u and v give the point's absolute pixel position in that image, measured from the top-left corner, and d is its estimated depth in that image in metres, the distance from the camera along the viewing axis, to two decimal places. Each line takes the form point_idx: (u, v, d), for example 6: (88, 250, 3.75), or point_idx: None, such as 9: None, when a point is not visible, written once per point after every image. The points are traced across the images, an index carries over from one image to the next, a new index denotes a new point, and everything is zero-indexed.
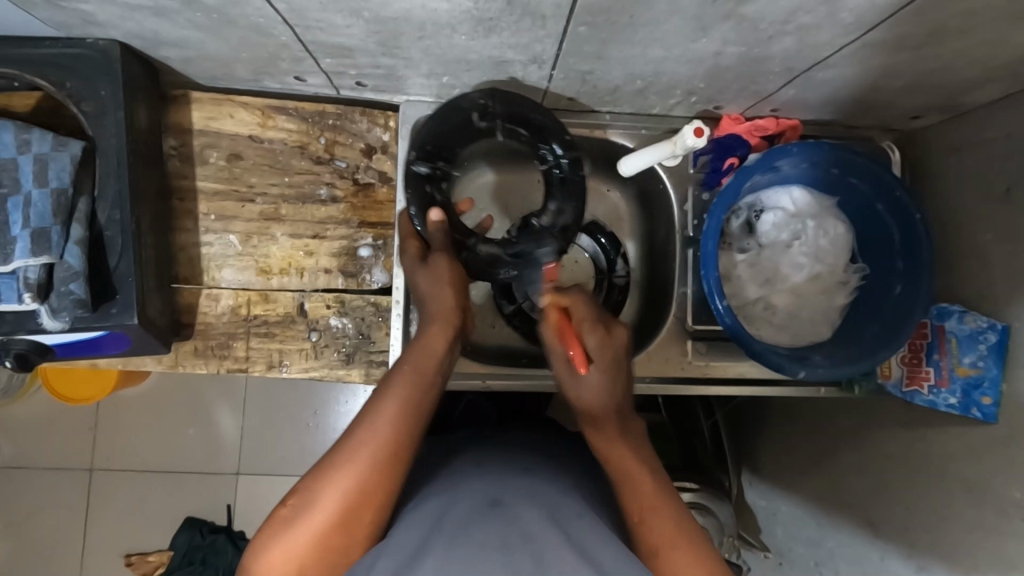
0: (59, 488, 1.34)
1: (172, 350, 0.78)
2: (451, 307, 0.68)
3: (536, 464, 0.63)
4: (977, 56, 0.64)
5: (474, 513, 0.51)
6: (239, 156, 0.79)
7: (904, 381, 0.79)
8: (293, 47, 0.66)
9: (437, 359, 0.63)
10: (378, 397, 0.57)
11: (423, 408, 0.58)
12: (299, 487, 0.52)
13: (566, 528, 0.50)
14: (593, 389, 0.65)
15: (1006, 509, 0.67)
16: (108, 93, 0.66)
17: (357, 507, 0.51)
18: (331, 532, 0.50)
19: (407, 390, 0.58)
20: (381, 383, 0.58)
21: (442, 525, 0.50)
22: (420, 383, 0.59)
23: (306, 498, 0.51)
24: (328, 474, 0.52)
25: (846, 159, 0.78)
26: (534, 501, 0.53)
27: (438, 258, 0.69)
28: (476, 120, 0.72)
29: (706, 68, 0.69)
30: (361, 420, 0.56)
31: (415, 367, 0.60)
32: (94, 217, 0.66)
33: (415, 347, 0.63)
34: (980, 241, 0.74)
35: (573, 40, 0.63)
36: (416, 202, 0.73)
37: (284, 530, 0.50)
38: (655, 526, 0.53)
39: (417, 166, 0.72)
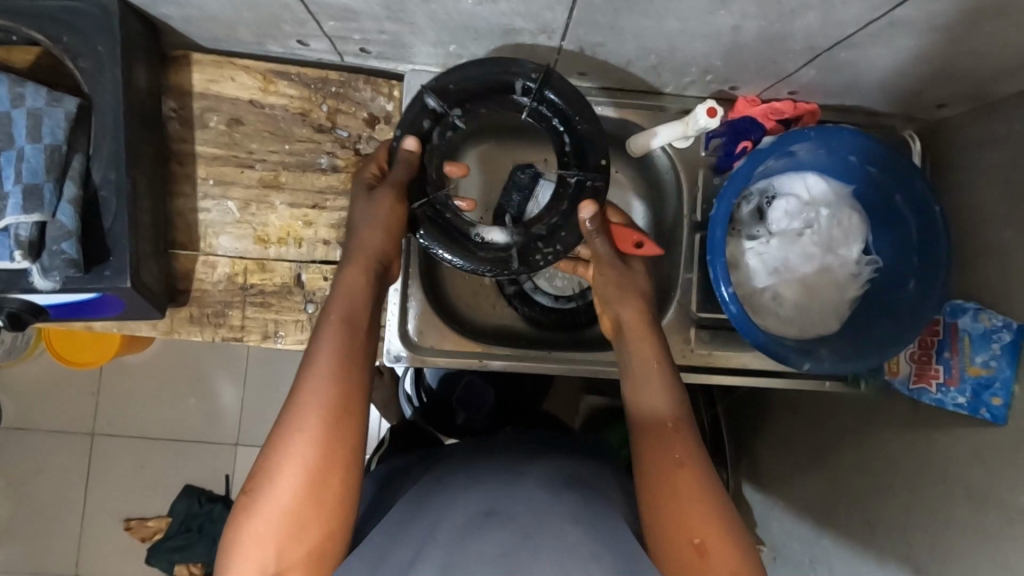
0: (60, 450, 1.35)
1: (167, 316, 0.78)
2: (378, 246, 0.65)
3: (531, 465, 0.65)
4: (1010, 40, 0.61)
5: (467, 524, 0.53)
6: (240, 121, 0.78)
7: (912, 379, 0.77)
8: (295, 8, 0.63)
9: (365, 298, 0.61)
10: (311, 348, 0.56)
11: (361, 354, 0.57)
12: (256, 468, 0.52)
13: (574, 527, 0.52)
14: (635, 287, 0.70)
15: (1010, 514, 0.65)
16: (105, 49, 0.64)
17: (318, 474, 0.51)
18: (303, 502, 0.51)
19: (340, 336, 0.57)
20: (313, 336, 0.57)
21: (437, 535, 0.53)
22: (354, 326, 0.58)
23: (265, 476, 0.51)
24: (281, 445, 0.52)
25: (865, 146, 0.75)
26: (533, 506, 0.55)
27: (382, 191, 0.66)
28: (518, 91, 0.67)
29: (723, 45, 0.66)
30: (301, 379, 0.55)
31: (345, 312, 0.59)
32: (89, 176, 0.65)
33: (342, 291, 0.61)
34: (999, 235, 0.71)
35: (584, 9, 0.60)
36: (404, 124, 0.67)
37: (251, 513, 0.50)
38: (677, 484, 0.56)
39: (428, 97, 0.66)
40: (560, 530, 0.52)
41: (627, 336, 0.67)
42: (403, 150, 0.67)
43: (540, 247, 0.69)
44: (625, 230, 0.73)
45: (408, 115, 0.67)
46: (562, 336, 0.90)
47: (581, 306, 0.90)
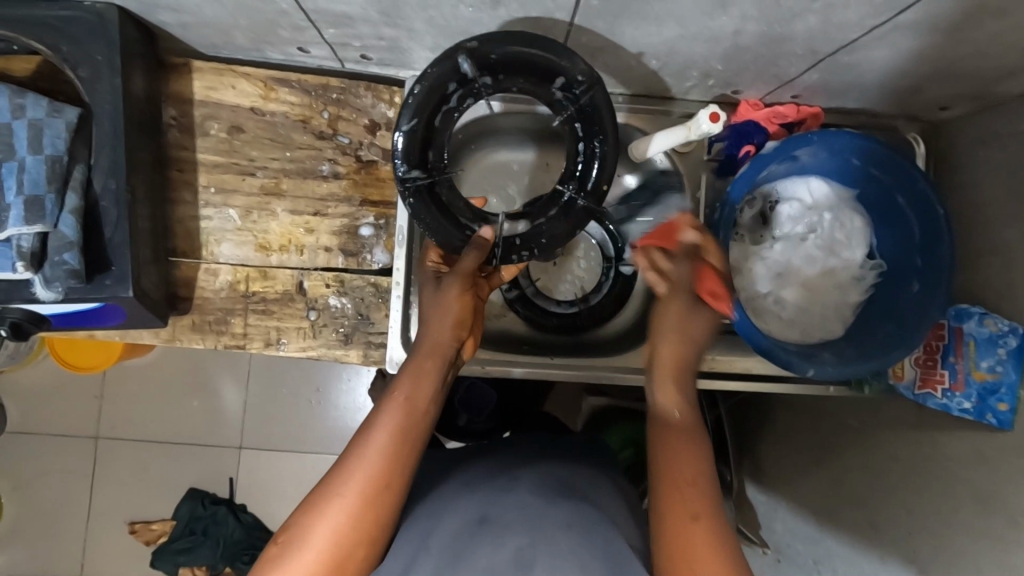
0: (64, 455, 1.35)
1: (169, 323, 0.78)
2: (449, 338, 0.64)
3: (526, 471, 0.65)
4: (1014, 42, 0.60)
5: (461, 535, 0.54)
6: (240, 128, 0.77)
7: (917, 384, 0.77)
8: (294, 15, 0.63)
9: (430, 387, 0.60)
10: (370, 423, 0.56)
11: (417, 440, 0.57)
12: (289, 524, 0.52)
13: (565, 534, 0.52)
14: (688, 330, 0.64)
15: (1016, 520, 0.64)
16: (104, 57, 0.64)
17: (346, 548, 0.51)
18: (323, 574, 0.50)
19: (397, 420, 0.56)
20: (371, 413, 0.57)
21: (429, 545, 0.53)
22: (411, 412, 0.57)
23: (296, 535, 0.51)
24: (319, 511, 0.51)
25: (867, 150, 0.74)
26: (526, 512, 0.55)
27: (449, 280, 0.66)
28: (555, 83, 0.64)
29: (725, 49, 0.65)
30: (352, 451, 0.55)
31: (407, 396, 0.58)
32: (90, 185, 0.65)
33: (407, 373, 0.60)
34: (1004, 237, 0.71)
35: (584, 14, 0.60)
36: (429, 84, 0.63)
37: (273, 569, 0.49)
38: (682, 496, 0.52)
39: (464, 59, 0.62)
40: (551, 537, 0.52)
41: (659, 370, 0.63)
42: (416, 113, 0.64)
43: (517, 244, 0.68)
44: (712, 276, 0.66)
45: (437, 71, 0.63)
46: (563, 339, 0.89)
47: (582, 309, 0.90)
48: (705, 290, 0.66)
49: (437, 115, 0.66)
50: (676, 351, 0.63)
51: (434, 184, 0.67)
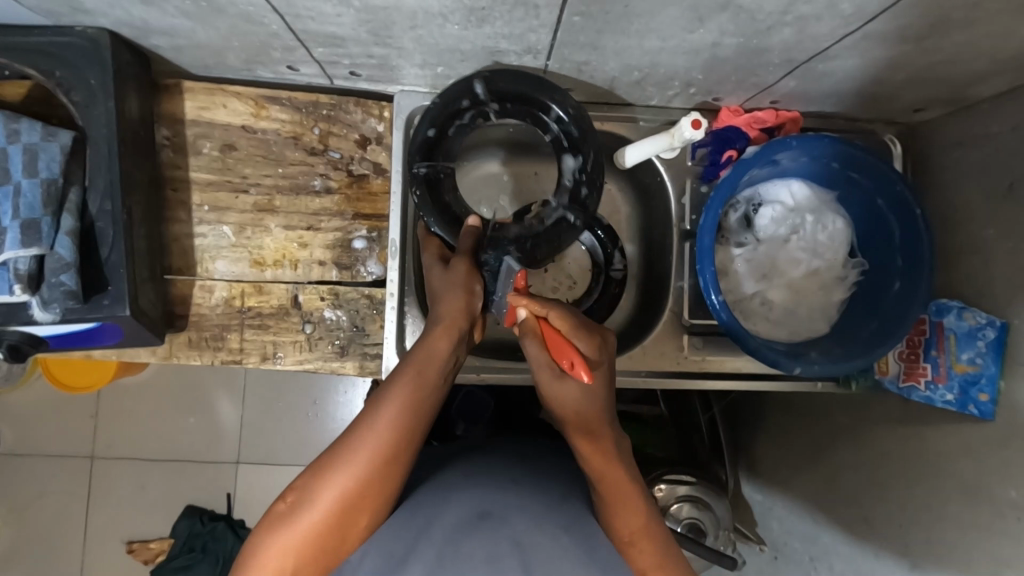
0: (59, 475, 1.35)
1: (166, 341, 0.78)
2: (462, 310, 0.66)
3: (516, 465, 0.67)
4: (981, 49, 0.62)
5: (461, 525, 0.55)
6: (232, 146, 0.79)
7: (901, 377, 0.78)
8: (284, 36, 0.65)
9: (443, 364, 0.61)
10: (381, 394, 0.57)
11: (427, 409, 0.59)
12: (298, 484, 0.53)
13: (565, 534, 0.55)
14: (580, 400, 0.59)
15: (1002, 509, 0.66)
16: (97, 82, 0.65)
17: (350, 511, 0.53)
18: (324, 531, 0.52)
19: (407, 393, 0.58)
20: (386, 379, 0.59)
21: (430, 534, 0.55)
22: (423, 386, 0.59)
23: (306, 495, 0.52)
24: (329, 471, 0.53)
25: (847, 153, 0.76)
26: (527, 516, 0.56)
27: (457, 260, 0.69)
28: (553, 121, 0.71)
29: (704, 60, 0.67)
30: (363, 416, 0.56)
31: (420, 367, 0.60)
32: (86, 208, 0.66)
33: (420, 349, 0.62)
34: (982, 235, 0.73)
35: (567, 31, 0.61)
36: (443, 97, 0.70)
37: (279, 526, 0.51)
38: (638, 553, 0.59)
39: (478, 85, 0.69)
40: (551, 535, 0.55)
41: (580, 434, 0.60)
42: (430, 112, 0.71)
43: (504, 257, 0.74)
44: (563, 342, 0.58)
45: (456, 85, 0.70)
46: None
47: None
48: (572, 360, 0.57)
49: (450, 126, 0.73)
50: (580, 397, 0.59)
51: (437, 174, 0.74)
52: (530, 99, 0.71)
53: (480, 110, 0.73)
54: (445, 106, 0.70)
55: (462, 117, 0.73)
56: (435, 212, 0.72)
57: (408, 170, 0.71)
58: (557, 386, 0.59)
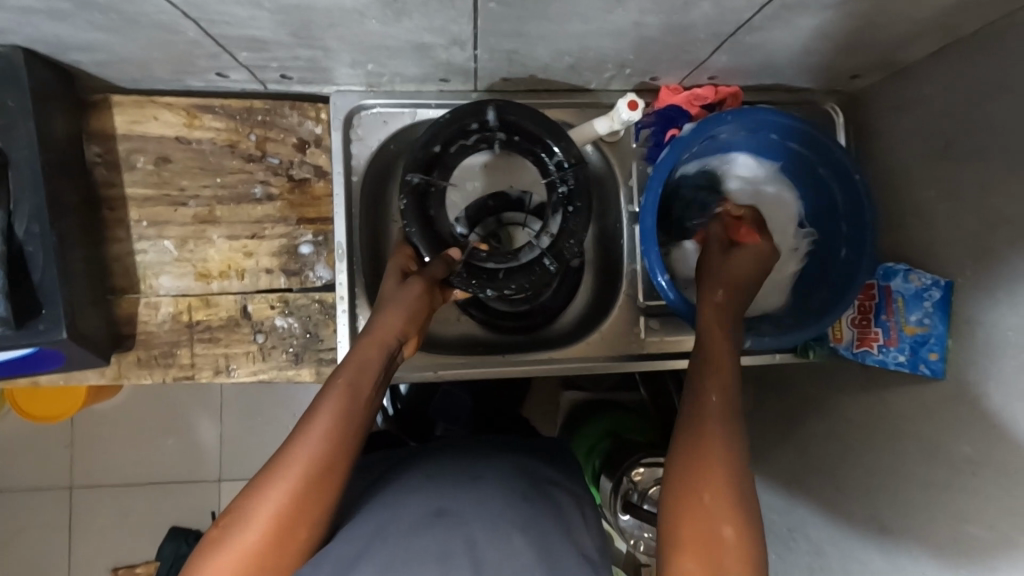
0: (35, 507, 1.32)
1: (114, 362, 0.77)
2: (396, 329, 0.66)
3: (486, 466, 0.66)
4: (904, 12, 0.62)
5: (417, 525, 0.55)
6: (168, 159, 0.77)
7: (855, 343, 0.79)
8: (204, 43, 0.63)
9: (376, 371, 0.62)
10: (312, 408, 0.57)
11: (359, 424, 0.58)
12: (231, 507, 0.52)
13: (521, 535, 0.55)
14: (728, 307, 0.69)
15: (955, 464, 0.67)
16: (14, 103, 0.63)
17: (291, 526, 0.52)
18: (262, 549, 0.51)
19: (338, 403, 0.57)
20: (317, 393, 0.58)
21: (386, 533, 0.54)
22: (355, 397, 0.58)
23: (239, 516, 0.51)
24: (268, 486, 0.52)
25: (784, 124, 0.77)
26: (487, 513, 0.56)
27: (411, 280, 0.70)
28: (552, 159, 0.75)
29: (632, 39, 0.67)
30: (295, 432, 0.56)
31: (351, 379, 0.60)
32: (13, 232, 0.64)
33: (352, 360, 0.62)
34: (923, 193, 0.73)
35: (488, 19, 0.60)
36: (454, 113, 0.73)
37: (215, 549, 0.50)
38: (706, 453, 0.56)
39: (489, 111, 0.72)
40: (508, 537, 0.54)
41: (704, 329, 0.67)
42: (441, 128, 0.72)
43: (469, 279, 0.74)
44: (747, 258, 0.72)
45: (465, 106, 0.73)
46: (517, 337, 0.90)
47: (534, 308, 0.90)
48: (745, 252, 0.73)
49: (451, 142, 0.74)
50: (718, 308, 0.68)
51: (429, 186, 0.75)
52: (534, 137, 0.74)
53: (485, 135, 0.76)
54: (456, 122, 0.73)
55: (466, 140, 0.75)
56: (418, 223, 0.74)
57: (404, 177, 0.72)
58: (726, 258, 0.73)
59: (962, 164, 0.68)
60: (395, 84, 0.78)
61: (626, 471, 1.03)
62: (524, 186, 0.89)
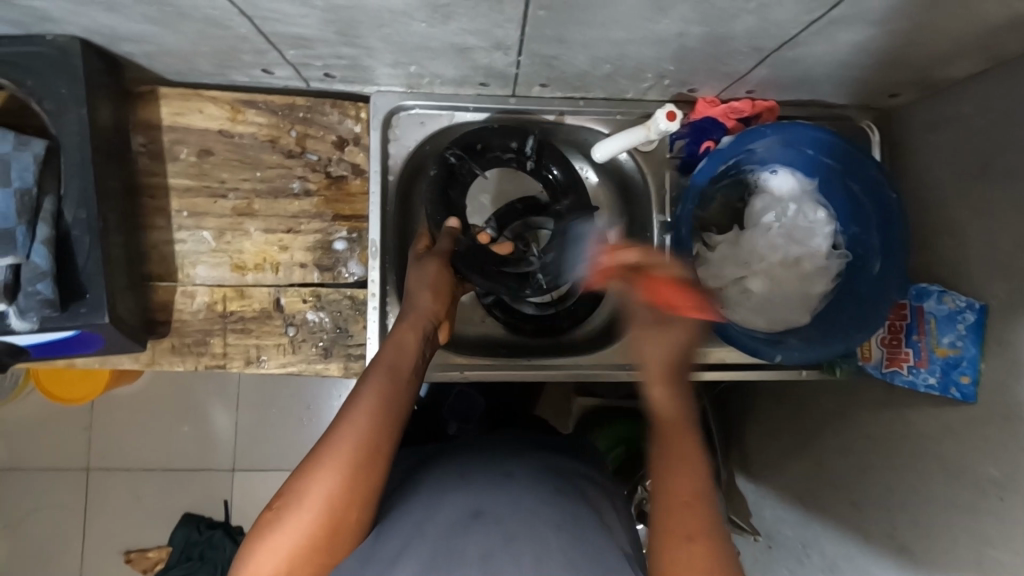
0: (55, 488, 1.34)
1: (149, 348, 0.78)
2: (431, 311, 0.68)
3: (517, 463, 0.67)
4: (948, 31, 0.62)
5: (456, 525, 0.55)
6: (209, 151, 0.79)
7: (884, 363, 0.78)
8: (253, 39, 0.64)
9: (413, 356, 0.63)
10: (355, 393, 0.58)
11: (403, 408, 0.58)
12: (283, 490, 0.53)
13: (556, 535, 0.54)
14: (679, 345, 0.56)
15: (982, 487, 0.66)
16: (68, 90, 0.65)
17: (340, 508, 0.52)
18: (314, 531, 0.51)
19: (383, 386, 0.58)
20: (359, 380, 0.59)
21: (424, 531, 0.55)
22: (397, 379, 0.59)
23: (292, 497, 0.52)
24: (314, 470, 0.53)
25: (819, 139, 0.77)
26: (518, 509, 0.57)
27: (428, 259, 0.72)
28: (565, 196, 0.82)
29: (673, 50, 0.67)
30: (339, 417, 0.56)
31: (390, 363, 0.61)
32: (60, 216, 0.66)
33: (390, 344, 0.63)
34: (960, 214, 0.73)
35: (533, 25, 0.61)
36: (502, 131, 0.79)
37: (269, 532, 0.51)
38: (684, 511, 0.48)
39: (530, 139, 0.79)
40: (539, 533, 0.54)
41: (649, 374, 0.54)
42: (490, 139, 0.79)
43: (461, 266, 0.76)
44: (677, 293, 0.61)
45: (513, 131, 0.80)
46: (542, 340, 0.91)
47: (560, 312, 0.91)
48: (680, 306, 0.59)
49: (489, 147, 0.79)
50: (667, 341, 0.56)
51: (457, 170, 0.79)
52: (555, 160, 0.81)
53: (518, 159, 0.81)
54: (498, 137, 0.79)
55: (497, 152, 0.80)
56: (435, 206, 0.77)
57: (441, 155, 0.77)
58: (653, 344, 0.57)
59: (998, 185, 0.67)
60: (434, 86, 0.79)
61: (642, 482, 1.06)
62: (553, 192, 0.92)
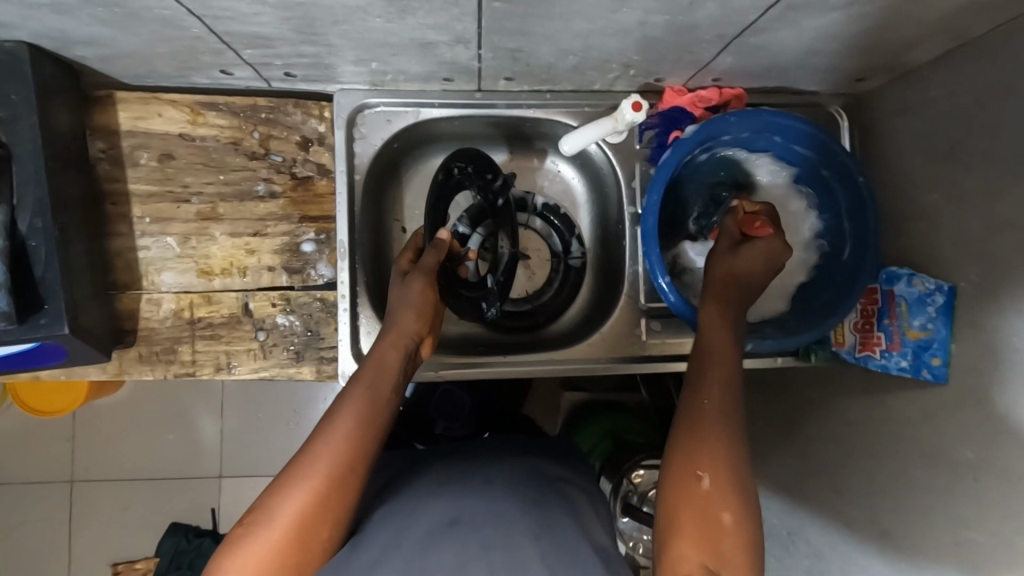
0: (35, 502, 1.32)
1: (115, 358, 0.77)
2: (411, 331, 0.68)
3: (499, 469, 0.67)
4: (908, 14, 0.62)
5: (432, 533, 0.55)
6: (171, 155, 0.77)
7: (858, 347, 0.79)
8: (208, 39, 0.63)
9: (393, 376, 0.63)
10: (333, 410, 0.58)
11: (382, 427, 0.59)
12: (253, 507, 0.52)
13: (531, 543, 0.54)
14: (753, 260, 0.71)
15: (957, 469, 0.66)
16: (19, 97, 0.63)
17: (311, 527, 0.52)
18: (281, 552, 0.50)
19: (361, 408, 0.58)
20: (338, 397, 0.59)
21: (401, 541, 0.54)
22: (375, 402, 0.59)
23: (262, 514, 0.51)
24: (287, 487, 0.52)
25: (786, 127, 0.77)
26: (498, 516, 0.57)
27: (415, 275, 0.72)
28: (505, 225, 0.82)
29: (635, 40, 0.67)
30: (316, 436, 0.56)
31: (370, 381, 0.61)
32: (15, 226, 0.64)
33: (372, 363, 0.64)
34: (928, 198, 0.73)
35: (492, 18, 0.60)
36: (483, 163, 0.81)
37: (235, 551, 0.50)
38: (703, 450, 0.55)
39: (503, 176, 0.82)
40: (517, 541, 0.54)
41: (709, 296, 0.69)
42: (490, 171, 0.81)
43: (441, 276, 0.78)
44: (756, 221, 0.75)
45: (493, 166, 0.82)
46: (518, 337, 0.90)
47: (536, 308, 0.91)
48: (761, 224, 0.74)
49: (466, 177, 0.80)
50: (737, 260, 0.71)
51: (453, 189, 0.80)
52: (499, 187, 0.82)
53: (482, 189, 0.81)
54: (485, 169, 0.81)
55: (467, 180, 0.80)
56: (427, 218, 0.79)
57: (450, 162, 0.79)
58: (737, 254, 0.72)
59: (965, 167, 0.67)
60: (398, 83, 0.78)
61: (627, 473, 1.04)
62: (527, 187, 0.92)
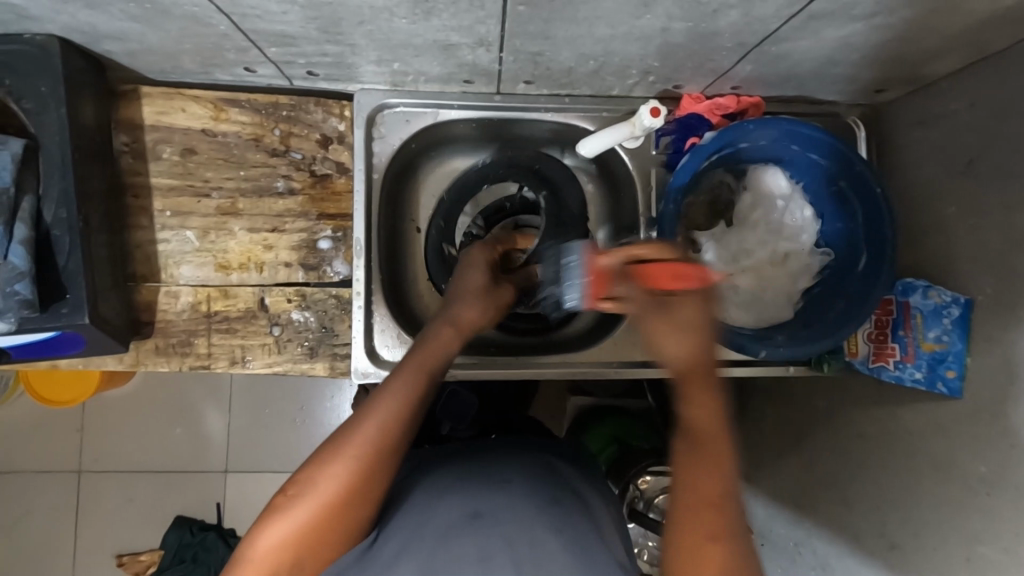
0: (44, 491, 1.34)
1: (132, 349, 0.78)
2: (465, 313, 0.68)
3: (519, 464, 0.67)
4: (929, 26, 0.62)
5: (453, 527, 0.55)
6: (193, 151, 0.78)
7: (871, 359, 0.79)
8: (235, 37, 0.64)
9: (445, 352, 0.63)
10: (382, 386, 0.58)
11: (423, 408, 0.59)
12: (298, 475, 0.54)
13: (554, 539, 0.55)
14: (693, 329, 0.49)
15: (971, 484, 0.66)
16: (48, 89, 0.64)
17: (351, 501, 0.53)
18: (322, 519, 0.52)
19: (408, 384, 0.58)
20: (389, 373, 0.59)
21: (424, 532, 0.55)
22: (424, 378, 0.59)
23: (306, 482, 0.53)
24: (331, 459, 0.53)
25: (804, 135, 0.77)
26: (517, 512, 0.57)
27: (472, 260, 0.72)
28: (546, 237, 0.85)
29: (656, 46, 0.67)
30: (365, 407, 0.57)
31: (420, 361, 0.60)
32: (41, 216, 0.65)
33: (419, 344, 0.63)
34: (945, 210, 0.73)
35: (515, 21, 0.61)
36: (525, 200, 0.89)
37: (279, 515, 0.51)
38: (697, 523, 0.49)
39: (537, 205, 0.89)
40: (537, 539, 0.54)
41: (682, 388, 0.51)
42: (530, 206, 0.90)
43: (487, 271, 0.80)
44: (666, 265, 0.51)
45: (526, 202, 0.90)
46: (527, 339, 0.90)
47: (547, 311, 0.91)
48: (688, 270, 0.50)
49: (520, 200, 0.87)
50: (689, 340, 0.49)
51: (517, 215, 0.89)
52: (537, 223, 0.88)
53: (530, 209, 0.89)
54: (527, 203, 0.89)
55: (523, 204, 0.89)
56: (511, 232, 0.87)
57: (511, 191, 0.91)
58: (670, 331, 0.50)
59: (983, 180, 0.67)
60: (419, 84, 0.78)
61: (632, 479, 1.06)
62: None
